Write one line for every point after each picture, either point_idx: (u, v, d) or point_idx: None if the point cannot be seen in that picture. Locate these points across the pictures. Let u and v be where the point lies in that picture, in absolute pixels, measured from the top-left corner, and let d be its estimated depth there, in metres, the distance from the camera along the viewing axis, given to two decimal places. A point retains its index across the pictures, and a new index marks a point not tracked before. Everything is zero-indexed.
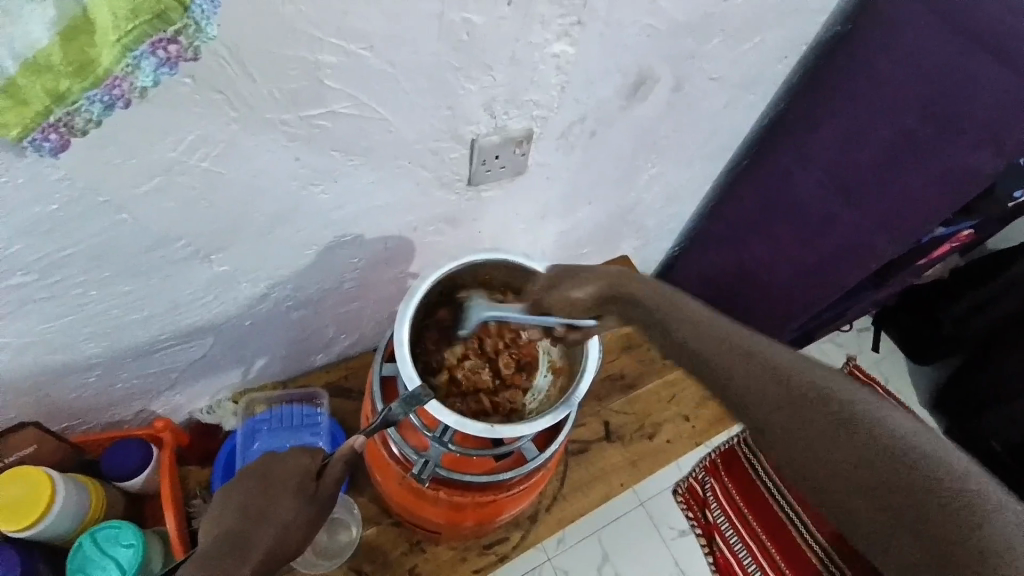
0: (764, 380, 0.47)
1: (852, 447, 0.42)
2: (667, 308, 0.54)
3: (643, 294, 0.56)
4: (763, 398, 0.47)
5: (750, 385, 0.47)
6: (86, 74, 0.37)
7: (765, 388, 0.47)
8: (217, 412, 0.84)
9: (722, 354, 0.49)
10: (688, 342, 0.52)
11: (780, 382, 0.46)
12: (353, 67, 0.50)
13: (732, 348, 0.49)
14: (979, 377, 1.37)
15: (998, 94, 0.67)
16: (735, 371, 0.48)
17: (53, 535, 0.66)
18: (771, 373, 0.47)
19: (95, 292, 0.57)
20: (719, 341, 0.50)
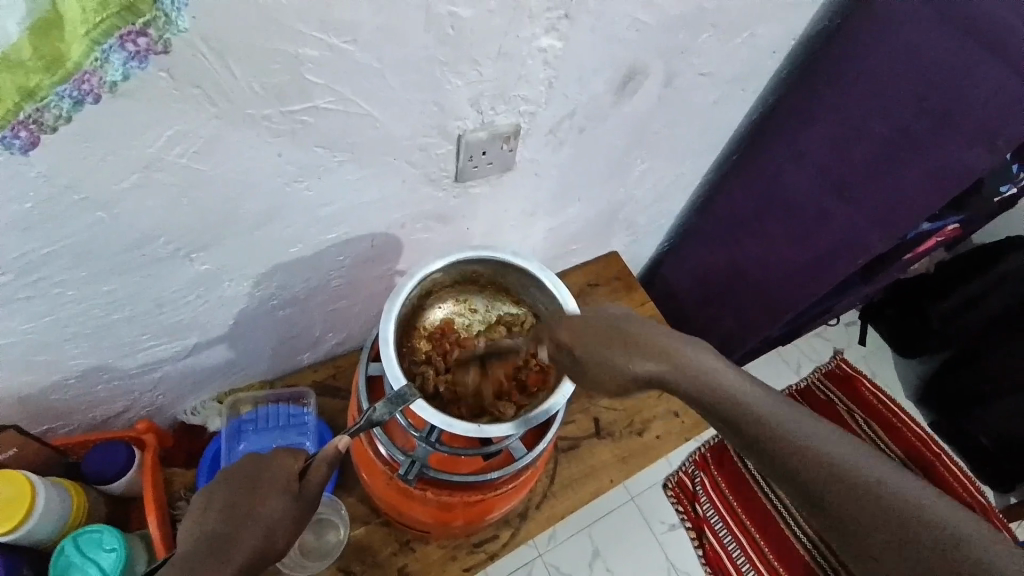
0: (833, 480, 0.49)
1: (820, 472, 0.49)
2: (716, 395, 0.53)
3: (679, 375, 0.54)
4: (832, 494, 0.49)
5: (819, 483, 0.49)
6: (56, 69, 0.36)
7: (835, 488, 0.49)
8: (203, 413, 0.82)
9: (787, 453, 0.50)
10: (755, 437, 0.52)
11: (844, 480, 0.49)
12: (337, 61, 0.49)
13: (792, 444, 0.51)
14: (961, 372, 1.39)
15: (987, 78, 0.66)
16: (803, 469, 0.50)
17: (34, 538, 0.64)
18: (828, 470, 0.49)
19: (74, 292, 0.56)
20: (782, 437, 0.51)
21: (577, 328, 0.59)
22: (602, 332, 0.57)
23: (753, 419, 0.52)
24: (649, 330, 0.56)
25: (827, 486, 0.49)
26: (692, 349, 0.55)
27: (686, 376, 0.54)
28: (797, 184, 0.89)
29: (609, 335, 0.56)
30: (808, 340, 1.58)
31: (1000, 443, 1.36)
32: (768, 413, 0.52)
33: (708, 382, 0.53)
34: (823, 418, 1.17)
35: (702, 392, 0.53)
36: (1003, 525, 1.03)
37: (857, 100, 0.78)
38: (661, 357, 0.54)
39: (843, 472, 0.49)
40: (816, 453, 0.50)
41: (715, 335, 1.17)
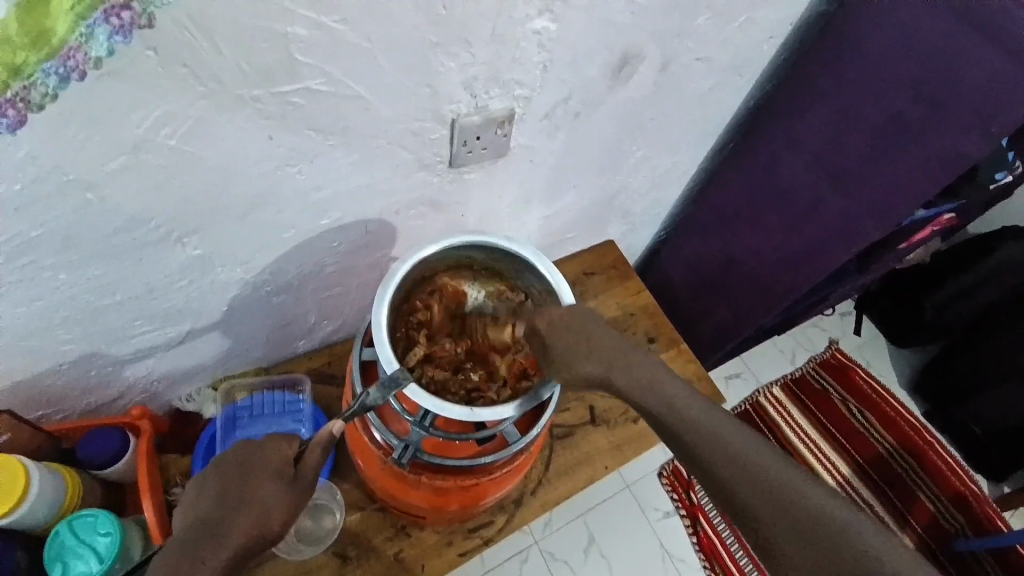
0: (767, 501, 0.52)
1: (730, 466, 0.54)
2: (667, 405, 0.57)
3: (617, 372, 0.59)
4: (766, 513, 0.52)
5: (746, 496, 0.52)
6: (42, 45, 0.38)
7: (769, 507, 0.52)
8: (198, 399, 0.83)
9: (723, 467, 0.54)
10: (692, 445, 0.55)
11: (776, 500, 0.52)
12: (327, 41, 0.48)
13: (732, 459, 0.54)
14: (961, 362, 1.38)
15: (982, 65, 0.66)
16: (738, 484, 0.53)
17: (27, 522, 0.65)
18: (765, 488, 0.52)
19: (65, 275, 0.55)
20: (722, 452, 0.54)
21: (559, 318, 0.62)
22: (572, 333, 0.61)
23: (699, 434, 0.55)
24: (610, 335, 0.61)
25: (760, 504, 0.52)
26: (645, 357, 0.60)
27: (645, 386, 0.58)
28: (791, 171, 0.89)
29: (579, 334, 0.61)
30: (804, 330, 1.59)
31: (991, 432, 1.39)
32: (713, 426, 0.55)
33: (662, 394, 0.57)
34: (816, 406, 1.17)
35: (656, 399, 0.57)
36: (995, 514, 1.04)
37: (853, 86, 0.77)
38: (611, 362, 0.59)
39: (775, 489, 0.52)
40: (756, 471, 0.53)
41: (710, 325, 1.17)
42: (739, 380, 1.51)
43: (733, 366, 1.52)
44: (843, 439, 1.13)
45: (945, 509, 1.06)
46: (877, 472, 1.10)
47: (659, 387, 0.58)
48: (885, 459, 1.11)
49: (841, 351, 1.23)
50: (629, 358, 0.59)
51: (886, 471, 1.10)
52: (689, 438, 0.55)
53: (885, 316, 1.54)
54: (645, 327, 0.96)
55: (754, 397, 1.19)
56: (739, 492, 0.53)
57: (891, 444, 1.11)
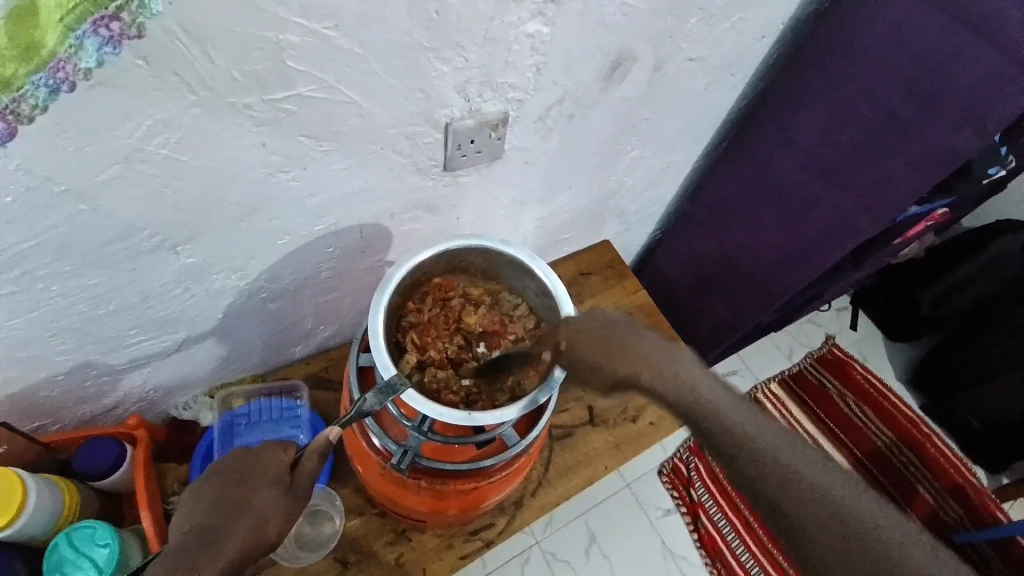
0: (803, 504, 0.50)
1: (739, 447, 0.53)
2: (707, 415, 0.55)
3: (644, 373, 0.58)
4: (803, 519, 0.50)
5: (784, 503, 0.51)
6: (32, 56, 0.38)
7: (804, 510, 0.50)
8: (194, 408, 0.82)
9: (762, 476, 0.52)
10: (731, 454, 0.54)
11: (818, 509, 0.50)
12: (320, 48, 0.48)
13: (772, 465, 0.52)
14: (956, 355, 1.39)
15: (974, 64, 0.66)
16: (776, 491, 0.51)
17: (28, 535, 0.64)
18: (804, 497, 0.50)
19: (58, 286, 0.55)
20: (761, 460, 0.52)
21: (577, 332, 0.62)
22: (602, 335, 0.61)
23: (738, 441, 0.53)
24: (646, 342, 0.60)
25: (802, 513, 0.50)
26: (691, 368, 0.58)
27: (684, 394, 0.56)
28: (786, 168, 0.89)
29: (611, 340, 0.61)
30: (801, 326, 1.59)
31: (992, 425, 1.39)
32: (755, 434, 0.53)
33: (700, 402, 0.55)
34: (817, 402, 1.18)
35: (691, 408, 0.56)
36: (994, 506, 1.04)
37: (845, 85, 0.78)
38: (649, 365, 0.58)
39: (815, 495, 0.50)
40: (798, 479, 0.51)
41: (708, 322, 1.17)
42: (737, 376, 1.51)
43: (730, 363, 1.52)
44: (841, 434, 1.15)
45: (944, 502, 1.06)
46: (875, 466, 1.12)
47: (686, 383, 0.56)
48: (883, 453, 1.12)
49: (837, 346, 1.23)
50: (670, 365, 0.58)
51: (883, 465, 1.11)
52: (730, 446, 0.54)
53: (881, 312, 1.55)
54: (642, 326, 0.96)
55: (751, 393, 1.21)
56: (776, 497, 0.51)
57: (889, 436, 1.12)
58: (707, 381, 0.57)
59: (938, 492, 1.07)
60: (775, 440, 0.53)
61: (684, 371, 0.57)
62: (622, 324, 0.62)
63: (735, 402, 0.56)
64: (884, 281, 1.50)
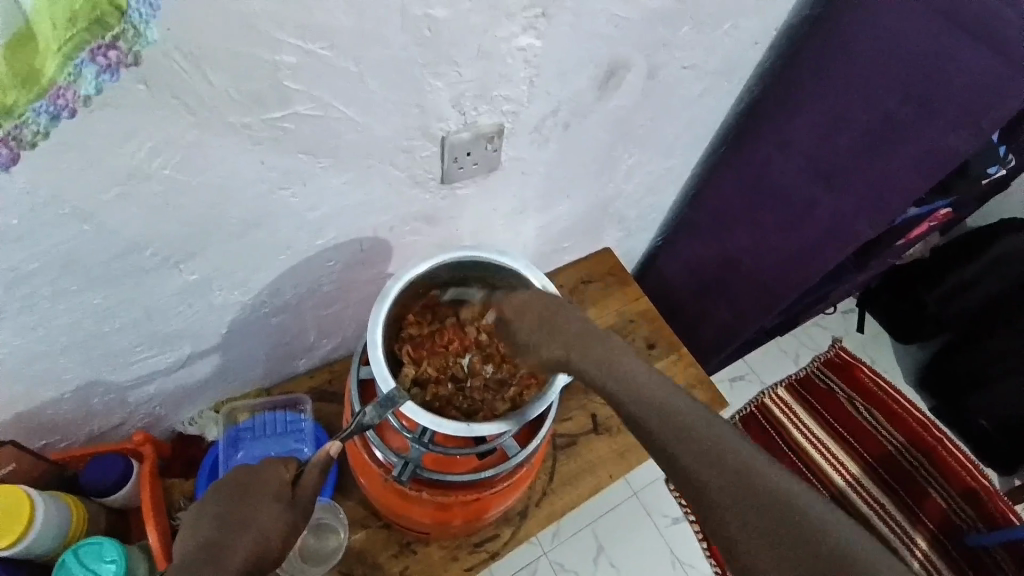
0: (699, 457, 0.51)
1: (641, 405, 0.55)
2: (616, 378, 0.57)
3: (586, 359, 0.59)
4: (718, 487, 0.50)
5: (738, 507, 0.49)
6: (31, 85, 0.36)
7: (699, 461, 0.51)
8: (200, 423, 0.83)
9: (717, 478, 0.50)
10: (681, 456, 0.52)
11: (719, 466, 0.51)
12: (316, 67, 0.49)
13: (729, 469, 0.50)
14: (963, 355, 1.38)
15: (973, 63, 0.66)
16: (686, 455, 0.52)
17: (36, 551, 0.65)
18: (711, 457, 0.51)
19: (65, 303, 0.56)
20: (717, 461, 0.51)
21: (521, 307, 0.64)
22: (543, 313, 0.62)
23: (642, 400, 0.56)
24: (584, 329, 0.61)
25: (708, 475, 0.50)
26: (639, 370, 0.58)
27: (641, 403, 0.55)
28: (783, 172, 0.89)
29: (546, 318, 0.62)
30: (807, 330, 1.59)
31: (1001, 425, 1.38)
32: (681, 413, 0.54)
33: (659, 406, 0.55)
34: (824, 407, 1.17)
35: (650, 410, 0.55)
36: (1007, 509, 1.05)
37: (839, 89, 0.78)
38: (571, 344, 0.60)
39: (711, 448, 0.51)
40: (703, 441, 0.52)
41: (711, 326, 1.17)
42: (743, 381, 1.50)
43: (736, 368, 1.52)
44: (851, 438, 1.13)
45: (956, 506, 1.06)
46: (887, 471, 1.09)
47: (601, 356, 0.59)
48: (893, 457, 1.10)
49: (844, 348, 1.22)
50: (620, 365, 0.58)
51: (895, 470, 1.09)
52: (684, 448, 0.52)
53: (886, 313, 1.54)
54: (644, 333, 0.96)
55: (759, 398, 1.19)
56: (689, 464, 0.52)
57: (899, 440, 1.11)
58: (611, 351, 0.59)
59: (952, 495, 1.07)
60: (675, 399, 0.55)
61: (592, 341, 0.60)
62: (547, 301, 0.64)
63: (637, 366, 0.58)
64: (888, 281, 1.50)
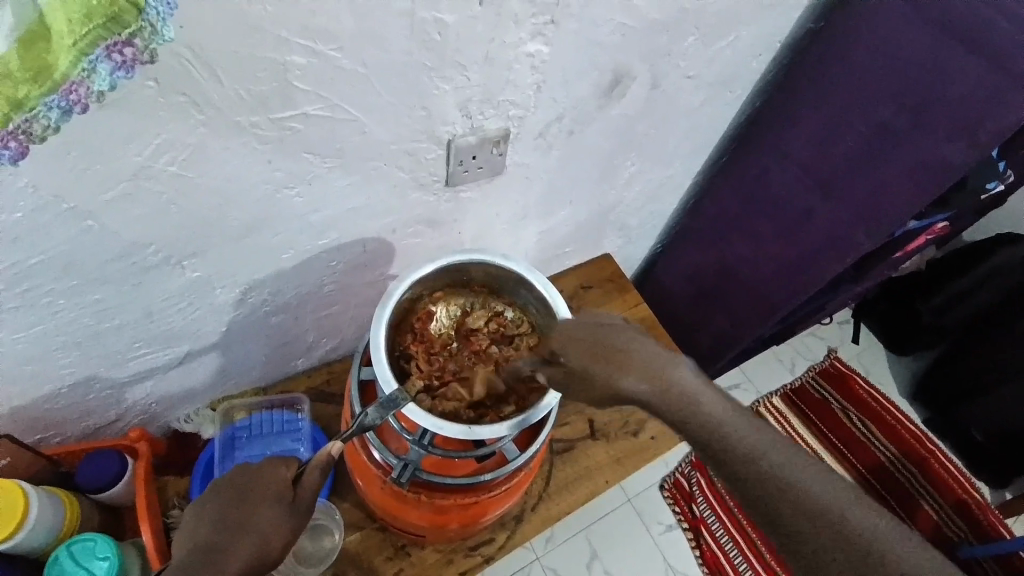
0: (758, 477, 0.53)
1: (696, 425, 0.56)
2: (676, 402, 0.57)
3: (663, 399, 0.57)
4: (778, 503, 0.52)
5: (798, 521, 0.52)
6: (43, 79, 0.36)
7: (759, 481, 0.53)
8: (196, 420, 0.82)
9: (808, 523, 0.51)
10: (749, 481, 0.54)
11: (777, 484, 0.53)
12: (323, 68, 0.49)
13: (775, 480, 0.53)
14: (957, 366, 1.39)
15: (968, 78, 0.67)
16: (746, 473, 0.54)
17: (31, 547, 0.65)
18: (769, 477, 0.53)
19: (65, 300, 0.56)
20: (812, 511, 0.51)
21: (567, 334, 0.61)
22: (590, 340, 0.60)
23: (700, 418, 0.56)
24: (624, 340, 0.60)
25: (764, 489, 0.53)
26: (717, 405, 0.57)
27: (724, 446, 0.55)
28: (783, 183, 0.90)
29: (603, 345, 0.59)
30: (802, 340, 1.60)
31: (993, 438, 1.38)
32: (731, 430, 0.56)
33: (726, 442, 0.55)
34: (820, 418, 1.17)
35: (704, 432, 0.56)
36: (998, 521, 1.03)
37: (838, 102, 0.79)
38: (630, 371, 0.58)
39: (767, 468, 0.53)
40: (756, 461, 0.54)
41: (708, 335, 1.18)
42: (738, 390, 1.51)
43: (731, 377, 1.52)
44: (845, 448, 1.14)
45: (948, 518, 1.05)
46: (879, 482, 1.10)
47: (665, 384, 0.58)
48: (886, 468, 1.11)
49: (839, 358, 1.23)
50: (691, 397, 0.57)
51: (888, 481, 1.10)
52: (775, 493, 0.53)
53: (883, 325, 1.54)
54: None
55: (754, 408, 1.20)
56: (748, 481, 0.54)
57: (892, 452, 1.12)
58: (663, 367, 0.58)
59: (945, 509, 1.06)
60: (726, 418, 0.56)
61: (645, 358, 0.59)
62: (596, 324, 0.61)
63: (693, 386, 0.58)
64: (886, 292, 1.51)
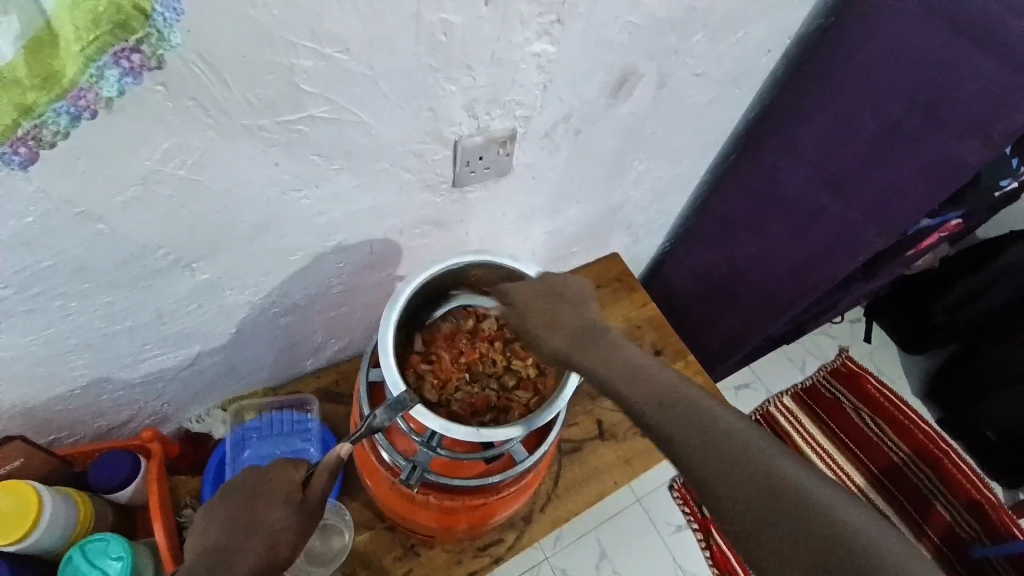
0: (673, 416, 0.50)
1: (613, 369, 0.56)
2: (585, 347, 0.60)
3: (599, 364, 0.57)
4: (692, 442, 0.48)
5: (716, 469, 0.46)
6: (52, 86, 0.37)
7: (674, 421, 0.50)
8: (208, 420, 0.83)
9: (734, 468, 0.46)
10: (660, 422, 0.51)
11: (693, 422, 0.49)
12: (330, 72, 0.49)
13: (686, 417, 0.50)
14: (970, 365, 1.37)
15: (986, 75, 0.65)
16: (661, 416, 0.51)
17: (45, 547, 0.65)
18: (685, 415, 0.50)
19: (77, 303, 0.56)
20: (734, 457, 0.46)
21: (524, 298, 0.64)
22: (544, 306, 0.64)
23: (615, 363, 0.57)
24: (564, 304, 0.64)
25: (680, 429, 0.49)
26: (658, 368, 0.55)
27: (708, 447, 0.47)
28: (793, 181, 0.89)
29: (549, 309, 0.63)
30: (813, 338, 1.58)
31: (1007, 437, 1.36)
32: (649, 373, 0.55)
33: (649, 386, 0.53)
34: (831, 416, 1.16)
35: (616, 371, 0.56)
36: (1010, 520, 1.01)
37: (848, 99, 0.78)
38: (554, 328, 0.62)
39: (679, 403, 0.51)
40: (671, 400, 0.52)
41: (718, 334, 1.17)
42: (748, 390, 1.50)
43: (742, 377, 1.51)
44: (857, 449, 1.12)
45: (960, 517, 1.04)
46: (892, 482, 1.09)
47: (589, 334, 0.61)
48: (899, 468, 1.09)
49: (851, 358, 1.21)
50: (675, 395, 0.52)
51: (900, 481, 1.09)
52: (759, 493, 0.44)
53: (895, 323, 1.53)
54: (651, 340, 0.96)
55: (764, 407, 1.20)
56: (669, 427, 0.50)
57: (906, 451, 1.10)
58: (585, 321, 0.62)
59: (954, 505, 1.05)
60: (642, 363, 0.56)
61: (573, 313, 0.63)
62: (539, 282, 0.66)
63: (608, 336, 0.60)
64: (897, 290, 1.49)
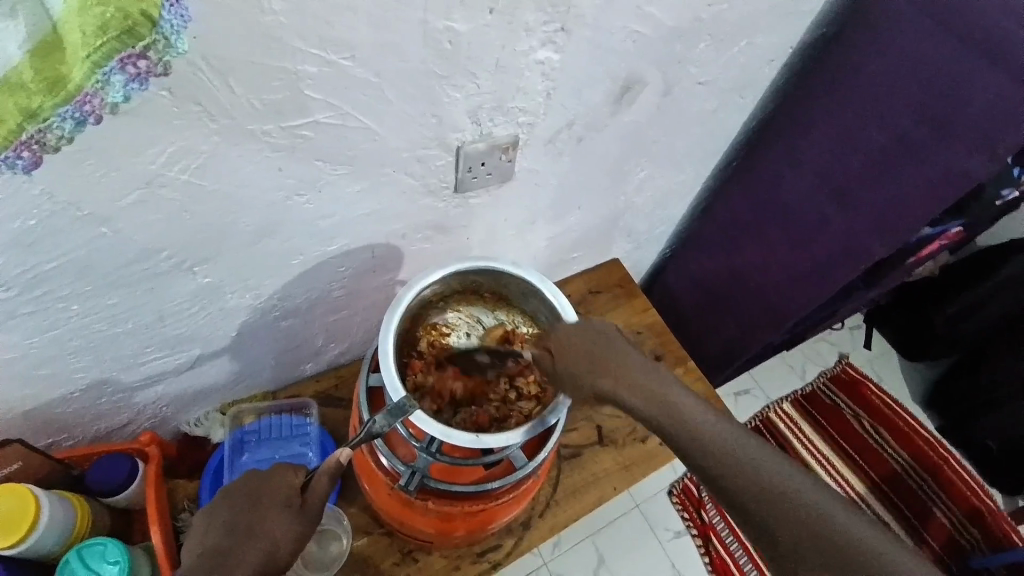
0: (729, 469, 0.53)
1: (660, 413, 0.56)
2: (640, 392, 0.57)
3: (632, 395, 0.57)
4: (750, 498, 0.52)
5: (775, 519, 0.51)
6: (58, 90, 0.37)
7: (730, 475, 0.53)
8: (206, 424, 0.83)
9: (789, 519, 0.51)
10: (717, 474, 0.54)
11: (746, 474, 0.53)
12: (335, 77, 0.49)
13: (742, 468, 0.53)
14: (971, 375, 1.37)
15: (993, 90, 0.66)
16: (717, 466, 0.54)
17: (42, 551, 0.65)
18: (740, 467, 0.53)
19: (79, 305, 0.56)
20: (790, 510, 0.51)
21: (567, 341, 0.61)
22: (589, 351, 0.59)
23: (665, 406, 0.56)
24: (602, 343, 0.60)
25: (737, 481, 0.53)
26: (702, 414, 0.56)
27: (751, 484, 0.52)
28: (794, 189, 0.89)
29: (594, 354, 0.59)
30: (813, 345, 1.58)
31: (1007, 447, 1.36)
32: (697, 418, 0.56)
33: (698, 435, 0.55)
34: (830, 423, 1.16)
35: (669, 418, 0.56)
36: (1011, 529, 1.00)
37: (851, 108, 0.78)
38: (599, 369, 0.58)
39: (733, 454, 0.54)
40: (724, 451, 0.54)
41: (719, 341, 1.17)
42: (748, 396, 1.50)
43: (741, 383, 1.51)
44: (857, 456, 1.12)
45: (960, 524, 1.03)
46: (891, 489, 1.09)
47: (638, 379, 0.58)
48: (898, 475, 1.09)
49: (850, 365, 1.21)
50: (722, 440, 0.54)
51: (900, 489, 1.08)
52: (812, 539, 0.50)
53: (895, 330, 1.53)
54: (651, 346, 0.96)
55: (764, 413, 1.19)
56: (726, 479, 0.53)
57: (905, 459, 1.10)
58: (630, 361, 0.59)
59: (954, 513, 1.04)
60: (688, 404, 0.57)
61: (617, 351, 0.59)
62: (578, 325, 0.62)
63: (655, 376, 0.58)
64: (897, 298, 1.49)
